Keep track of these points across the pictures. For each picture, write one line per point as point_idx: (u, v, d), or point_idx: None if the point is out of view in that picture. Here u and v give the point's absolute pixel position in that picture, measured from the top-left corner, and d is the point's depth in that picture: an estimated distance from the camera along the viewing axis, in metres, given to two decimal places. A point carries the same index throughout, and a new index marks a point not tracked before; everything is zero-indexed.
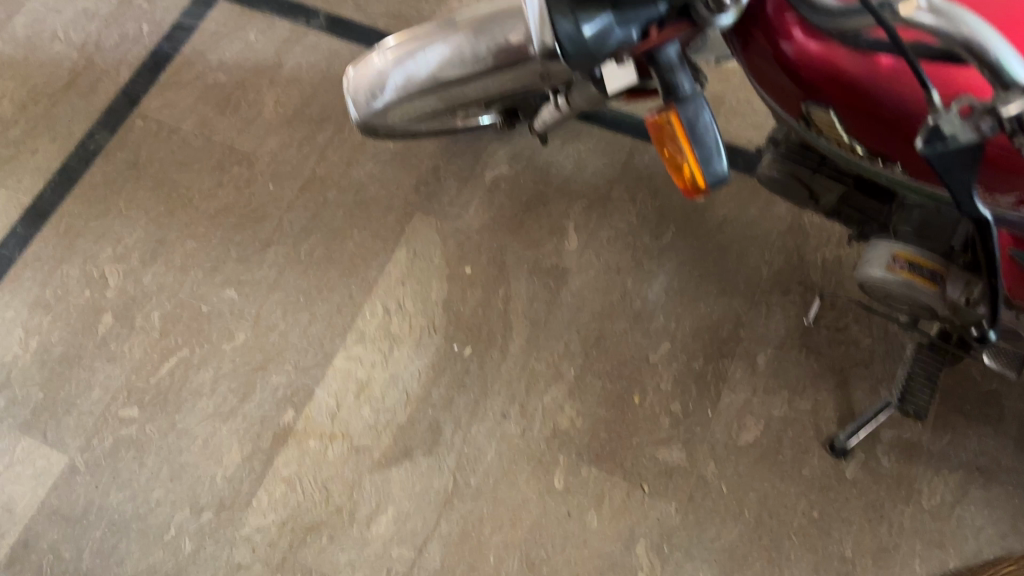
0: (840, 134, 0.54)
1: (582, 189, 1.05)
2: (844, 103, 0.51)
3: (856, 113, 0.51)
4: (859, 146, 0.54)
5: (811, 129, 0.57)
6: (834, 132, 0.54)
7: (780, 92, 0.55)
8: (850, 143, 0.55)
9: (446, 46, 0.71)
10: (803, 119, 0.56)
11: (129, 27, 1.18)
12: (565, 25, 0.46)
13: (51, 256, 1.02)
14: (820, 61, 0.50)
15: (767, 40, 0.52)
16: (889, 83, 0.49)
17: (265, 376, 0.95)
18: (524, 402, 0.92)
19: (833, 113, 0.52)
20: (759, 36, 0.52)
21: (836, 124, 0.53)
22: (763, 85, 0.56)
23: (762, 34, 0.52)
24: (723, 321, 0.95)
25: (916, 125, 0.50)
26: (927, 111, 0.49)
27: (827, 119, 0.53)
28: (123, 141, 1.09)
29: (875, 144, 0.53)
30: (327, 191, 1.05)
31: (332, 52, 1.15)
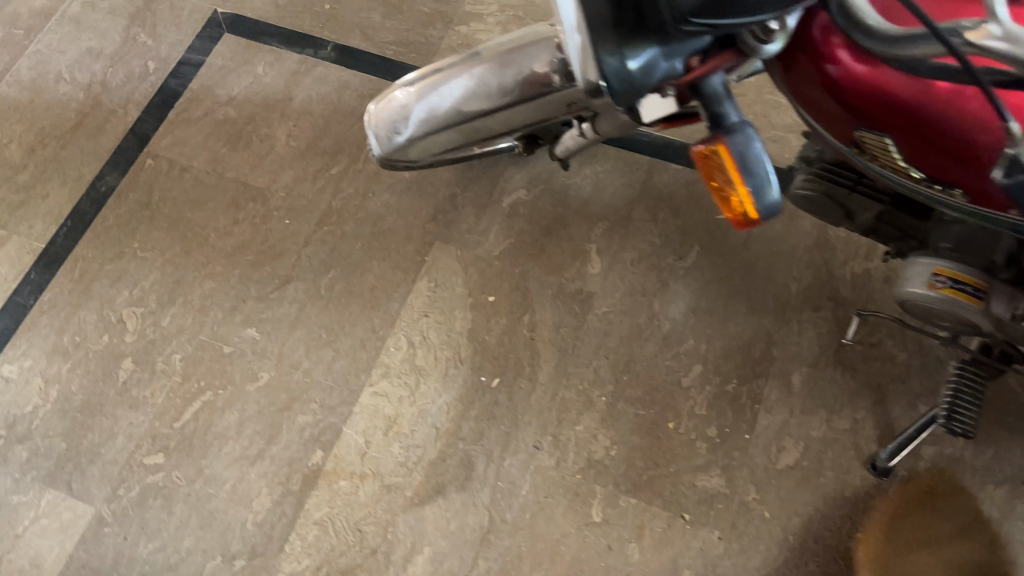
0: (897, 160, 0.52)
1: (602, 210, 1.03)
2: (900, 127, 0.50)
3: (913, 137, 0.49)
4: (917, 171, 0.52)
5: (864, 156, 0.55)
6: (890, 158, 0.53)
7: (830, 118, 0.53)
8: (907, 168, 0.52)
9: (469, 78, 0.70)
10: (855, 146, 0.54)
11: (134, 65, 1.17)
12: (610, 61, 0.44)
13: (67, 302, 1.00)
14: (868, 84, 0.49)
15: (813, 65, 0.51)
16: (947, 103, 0.47)
17: (291, 416, 0.93)
18: (557, 432, 0.90)
19: (888, 137, 0.51)
20: (805, 61, 0.51)
21: (892, 149, 0.52)
22: (810, 113, 0.55)
23: (807, 58, 0.51)
24: (755, 341, 0.94)
25: (980, 150, 0.48)
26: (991, 133, 0.46)
27: (881, 143, 0.52)
28: (134, 181, 1.08)
29: (935, 170, 0.51)
30: (345, 223, 1.04)
31: (342, 82, 1.14)
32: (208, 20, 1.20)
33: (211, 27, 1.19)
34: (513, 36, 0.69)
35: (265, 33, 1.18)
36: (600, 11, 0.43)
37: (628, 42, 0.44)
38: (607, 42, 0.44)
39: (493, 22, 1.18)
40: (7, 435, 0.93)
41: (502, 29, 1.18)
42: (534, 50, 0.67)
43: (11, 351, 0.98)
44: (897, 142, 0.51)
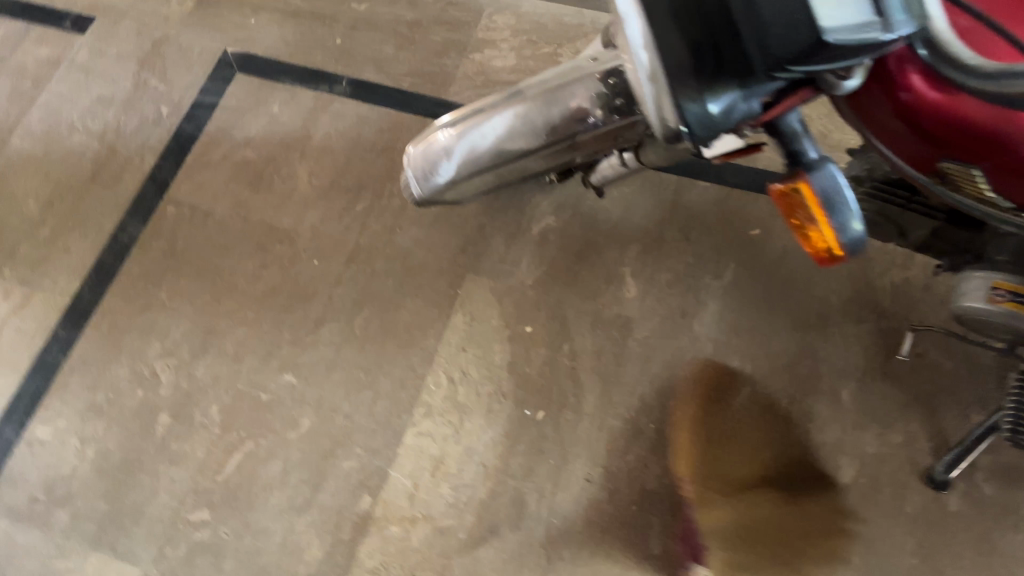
0: (983, 189, 0.51)
1: (634, 232, 1.02)
2: (986, 156, 0.48)
3: (1001, 166, 0.48)
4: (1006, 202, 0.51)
5: (946, 187, 0.53)
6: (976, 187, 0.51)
7: (908, 147, 0.52)
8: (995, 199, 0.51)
9: (510, 114, 0.68)
10: (936, 175, 0.53)
11: (147, 110, 1.15)
12: (691, 107, 0.43)
13: (98, 357, 0.98)
14: (946, 112, 0.48)
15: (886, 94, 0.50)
16: None
17: (337, 462, 0.92)
18: (607, 464, 0.89)
19: (973, 167, 0.49)
20: (877, 90, 0.50)
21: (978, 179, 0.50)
22: (884, 143, 0.53)
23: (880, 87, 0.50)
24: (800, 358, 0.94)
25: None
26: None
27: (967, 174, 0.50)
28: (156, 230, 1.06)
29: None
30: (374, 261, 1.03)
31: (360, 117, 1.13)
32: (219, 61, 1.19)
33: (223, 67, 1.18)
34: (553, 74, 0.68)
35: (278, 71, 1.17)
36: (678, 56, 0.42)
37: (709, 86, 0.43)
38: (688, 88, 0.43)
39: (507, 48, 1.17)
40: (47, 499, 0.92)
41: (516, 54, 1.17)
42: (576, 85, 0.66)
43: (44, 411, 0.96)
44: (986, 173, 0.49)
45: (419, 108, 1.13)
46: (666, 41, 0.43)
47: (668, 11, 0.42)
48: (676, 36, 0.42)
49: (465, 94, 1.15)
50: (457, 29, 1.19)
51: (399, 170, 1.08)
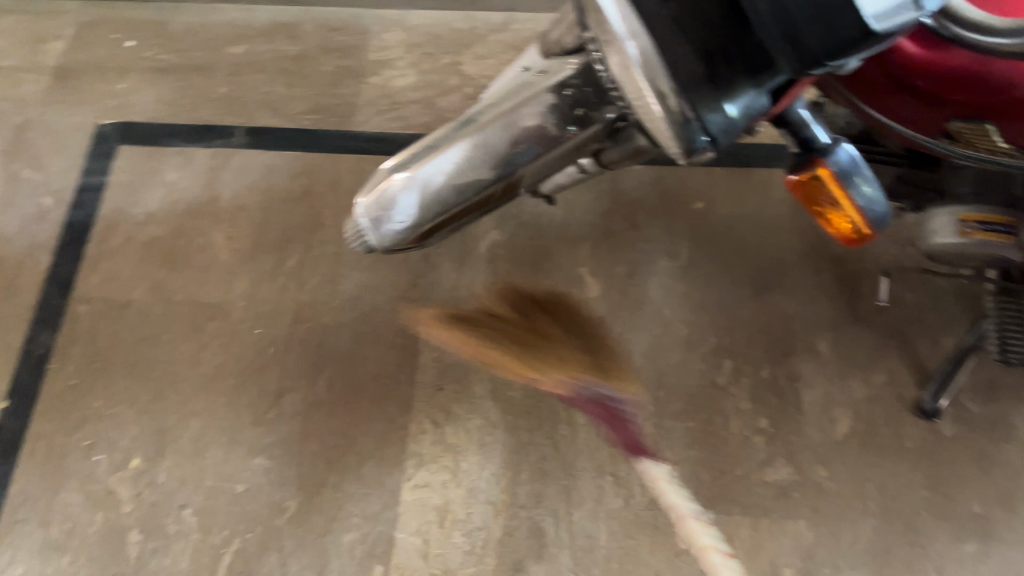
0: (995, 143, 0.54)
1: (582, 231, 1.00)
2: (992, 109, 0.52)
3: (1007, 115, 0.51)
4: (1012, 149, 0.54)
5: (955, 145, 0.57)
6: (986, 142, 0.55)
7: (917, 114, 0.56)
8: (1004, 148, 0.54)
9: (464, 144, 0.65)
10: (946, 134, 0.56)
11: (27, 205, 1.04)
12: (714, 118, 0.42)
13: (42, 489, 0.88)
14: (947, 69, 0.51)
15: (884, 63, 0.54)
16: None
17: (336, 539, 0.86)
18: (615, 470, 0.88)
19: (984, 122, 0.53)
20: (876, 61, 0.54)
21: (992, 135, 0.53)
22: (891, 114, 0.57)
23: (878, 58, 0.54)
24: (772, 321, 0.94)
25: None
26: None
27: (980, 130, 0.53)
28: (72, 334, 0.96)
29: None
30: (322, 315, 0.96)
31: (266, 167, 1.05)
32: (96, 135, 1.08)
33: (101, 142, 1.08)
34: (502, 95, 0.64)
35: (165, 134, 1.08)
36: (692, 68, 0.40)
37: (728, 92, 0.41)
38: (707, 100, 0.41)
39: (404, 66, 1.13)
40: None
41: (416, 70, 1.12)
42: (528, 103, 0.62)
43: None
44: (997, 126, 0.53)
45: (327, 144, 1.07)
46: (675, 52, 0.40)
47: (672, 22, 0.40)
48: (686, 47, 0.40)
49: (372, 121, 1.09)
50: (347, 56, 1.14)
51: (324, 214, 1.02)
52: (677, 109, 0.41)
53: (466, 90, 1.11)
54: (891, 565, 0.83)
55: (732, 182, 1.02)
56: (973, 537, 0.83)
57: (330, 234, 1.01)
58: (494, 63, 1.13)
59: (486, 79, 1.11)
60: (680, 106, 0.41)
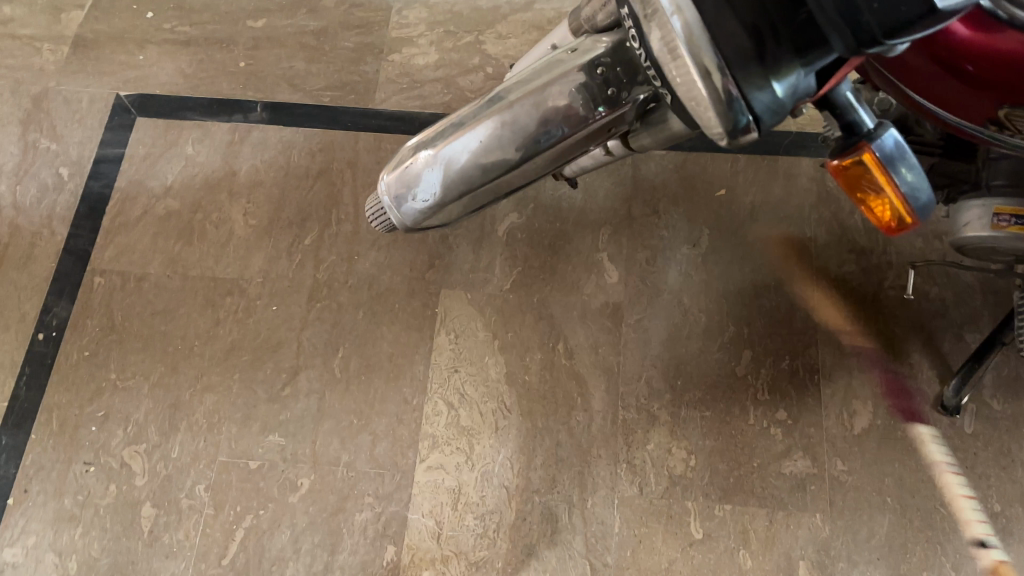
0: None
1: (601, 215, 0.99)
2: None
3: None
4: None
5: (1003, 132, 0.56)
6: None
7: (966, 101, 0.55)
8: None
9: (491, 122, 0.63)
10: (994, 122, 0.55)
11: (45, 175, 1.04)
12: (761, 96, 0.41)
13: (55, 459, 0.88)
14: (995, 57, 0.50)
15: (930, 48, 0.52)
16: None
17: (349, 517, 0.86)
18: (630, 457, 0.87)
19: None
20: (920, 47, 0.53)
21: None
22: (936, 100, 0.57)
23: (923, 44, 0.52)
24: (793, 312, 0.93)
25: None
26: None
27: None
28: (88, 307, 0.96)
29: None
30: (338, 294, 0.96)
31: (285, 143, 1.04)
32: (114, 107, 1.07)
33: (120, 114, 1.07)
34: (531, 72, 0.63)
35: (183, 107, 1.07)
36: (739, 44, 0.39)
37: (777, 71, 0.40)
38: (754, 77, 0.40)
39: (426, 43, 1.11)
40: None
41: (437, 49, 1.11)
42: (557, 81, 0.61)
43: (7, 533, 0.85)
44: None
45: (347, 122, 1.05)
46: (723, 29, 0.39)
47: None
48: (734, 23, 0.39)
49: (392, 99, 1.07)
50: (368, 32, 1.12)
51: (341, 193, 1.01)
52: (723, 87, 0.40)
53: (487, 71, 1.09)
54: (908, 561, 0.82)
55: (756, 169, 1.00)
56: (992, 535, 0.83)
57: (347, 212, 1.00)
58: (517, 43, 1.11)
59: (509, 60, 1.10)
60: (726, 83, 0.40)
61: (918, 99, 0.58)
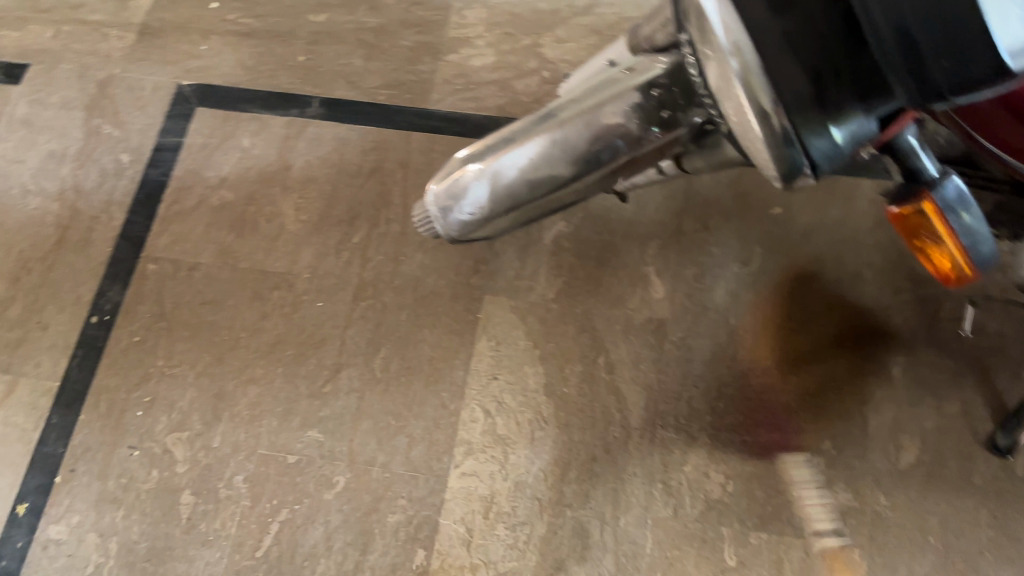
0: None
1: (651, 229, 0.97)
2: None
3: None
4: None
5: None
6: None
7: None
8: None
9: (543, 140, 0.63)
10: None
11: (106, 161, 1.06)
12: (819, 143, 0.39)
13: (102, 441, 0.91)
14: None
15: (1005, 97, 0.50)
16: None
17: (381, 518, 0.86)
18: (666, 478, 0.86)
19: None
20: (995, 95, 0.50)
21: None
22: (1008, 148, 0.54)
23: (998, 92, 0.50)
24: (844, 339, 0.90)
25: None
26: None
27: None
28: (141, 293, 0.98)
29: None
30: (383, 294, 0.96)
31: (339, 140, 1.05)
32: (176, 96, 1.09)
33: (181, 103, 1.09)
34: (585, 90, 0.62)
35: (242, 100, 1.08)
36: (798, 89, 0.38)
37: (837, 117, 0.39)
38: (813, 123, 0.39)
39: (483, 45, 1.10)
40: None
41: (495, 51, 1.10)
42: (611, 101, 0.60)
43: (53, 509, 0.88)
44: None
45: (401, 122, 1.06)
46: (782, 71, 0.38)
47: (781, 37, 0.37)
48: (795, 67, 0.37)
49: (447, 100, 1.07)
50: (427, 31, 1.12)
51: (392, 192, 1.01)
52: (781, 130, 0.40)
53: (544, 74, 1.08)
54: None
55: (813, 189, 0.98)
56: None
57: (396, 213, 1.00)
58: (576, 48, 1.10)
59: (566, 64, 1.09)
60: (783, 126, 0.39)
61: (984, 143, 0.56)
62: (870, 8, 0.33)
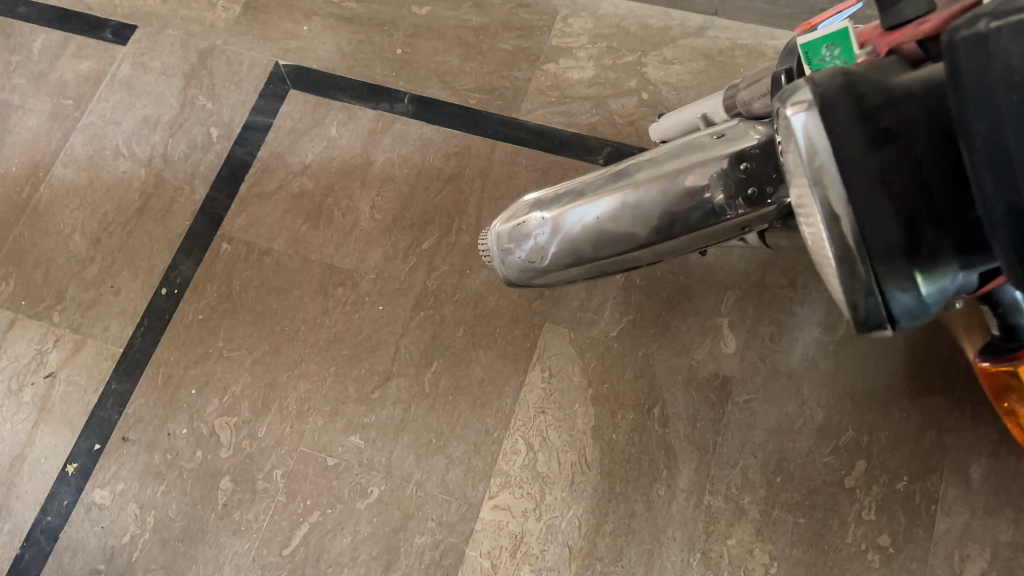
0: None
1: (732, 277, 0.91)
2: None
3: None
4: None
5: None
6: None
7: None
8: None
9: (614, 199, 0.59)
10: None
11: (196, 133, 1.07)
12: (903, 298, 0.33)
13: (155, 414, 0.94)
14: None
15: None
16: None
17: (408, 537, 0.86)
18: (707, 548, 0.82)
19: None
20: None
21: None
22: None
23: None
24: (924, 429, 0.83)
25: None
26: None
27: None
28: (211, 271, 0.99)
29: None
30: (443, 306, 0.94)
31: (424, 141, 1.03)
32: (271, 76, 1.09)
33: (275, 83, 1.08)
34: (666, 152, 0.59)
35: (334, 87, 1.07)
36: (888, 235, 0.32)
37: (927, 270, 0.33)
38: (898, 274, 0.33)
39: (584, 57, 1.05)
40: (107, 570, 0.89)
41: (596, 64, 1.05)
42: (695, 167, 0.56)
43: (100, 474, 0.92)
44: None
45: (488, 129, 1.03)
46: (872, 214, 0.32)
47: (875, 177, 0.32)
48: (888, 210, 0.32)
49: (538, 112, 1.03)
50: (529, 36, 1.07)
51: (468, 202, 0.99)
52: (862, 276, 0.33)
53: (643, 96, 1.02)
54: None
55: None
56: None
57: (469, 224, 0.98)
58: (681, 71, 1.03)
59: (669, 88, 1.02)
60: (864, 273, 0.33)
61: None
62: (981, 173, 0.28)
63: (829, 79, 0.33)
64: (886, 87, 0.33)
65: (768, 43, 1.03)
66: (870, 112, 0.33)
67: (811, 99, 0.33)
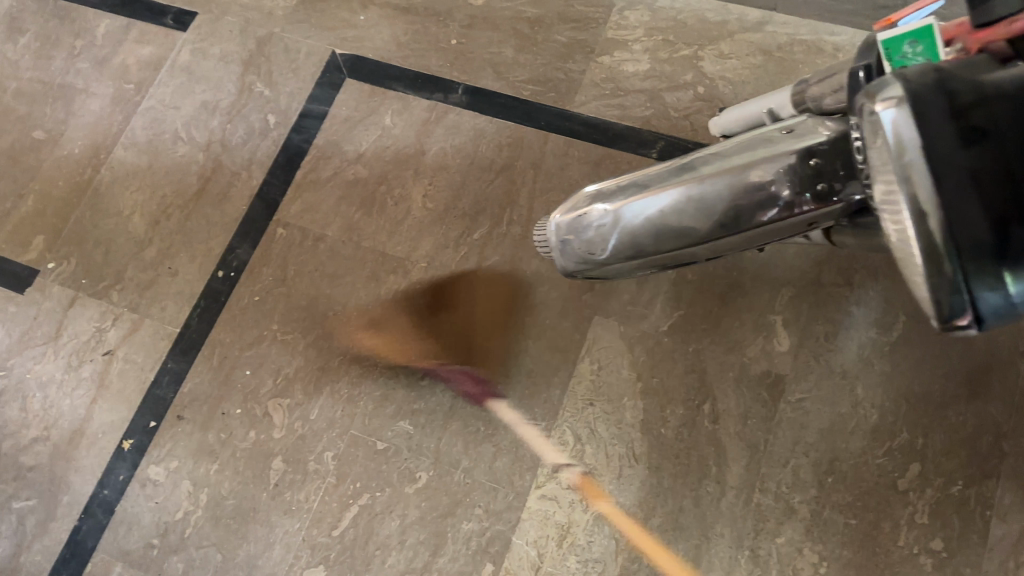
0: None
1: (786, 274, 0.89)
2: None
3: None
4: None
5: None
6: None
7: None
8: None
9: (678, 192, 0.59)
10: None
11: (253, 119, 1.08)
12: (990, 298, 0.32)
13: (209, 394, 0.96)
14: None
15: None
16: None
17: (456, 523, 0.87)
18: (755, 546, 0.82)
19: None
20: None
21: None
22: None
23: None
24: (981, 433, 0.82)
25: None
26: None
27: None
28: (266, 256, 1.01)
29: None
30: (494, 296, 0.95)
31: (477, 132, 1.03)
32: (327, 64, 1.10)
33: (331, 71, 1.09)
34: (733, 146, 0.58)
35: (389, 77, 1.08)
36: (976, 234, 0.32)
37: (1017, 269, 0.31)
38: (986, 272, 0.32)
39: (640, 50, 1.05)
40: (161, 544, 0.91)
41: (651, 58, 1.04)
42: (762, 162, 0.56)
43: (155, 451, 0.95)
44: None
45: (541, 121, 1.03)
46: (961, 212, 0.32)
47: (966, 176, 0.32)
48: (978, 208, 0.32)
49: (591, 104, 1.03)
50: (584, 28, 1.06)
51: (519, 193, 0.99)
52: (948, 273, 0.33)
53: (698, 90, 1.02)
54: None
55: None
56: None
57: (521, 215, 0.98)
58: (738, 66, 1.02)
59: (725, 83, 1.02)
60: (950, 270, 0.32)
61: None
62: None
63: (921, 78, 0.34)
64: (977, 84, 0.33)
65: (827, 39, 1.02)
66: (963, 110, 0.32)
67: (902, 96, 0.33)
